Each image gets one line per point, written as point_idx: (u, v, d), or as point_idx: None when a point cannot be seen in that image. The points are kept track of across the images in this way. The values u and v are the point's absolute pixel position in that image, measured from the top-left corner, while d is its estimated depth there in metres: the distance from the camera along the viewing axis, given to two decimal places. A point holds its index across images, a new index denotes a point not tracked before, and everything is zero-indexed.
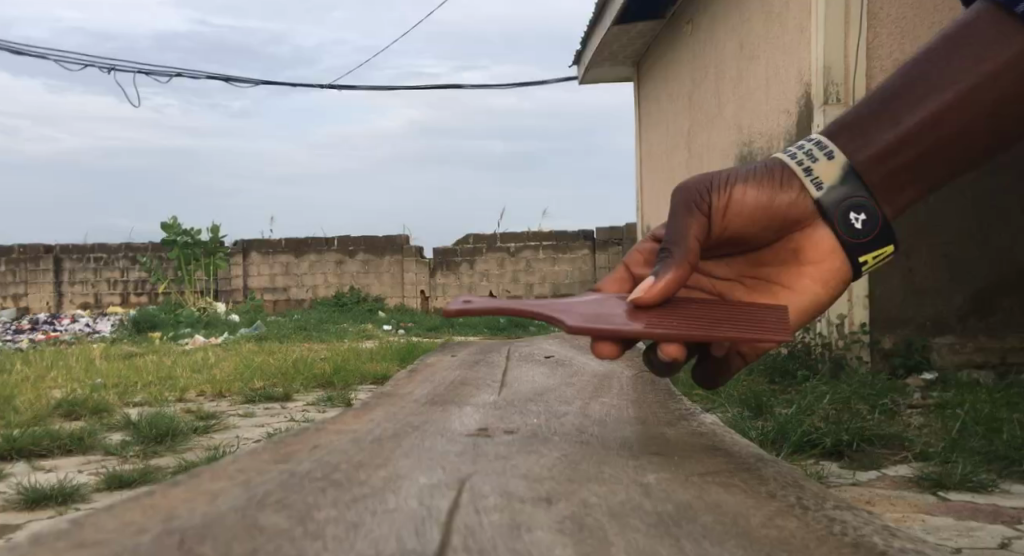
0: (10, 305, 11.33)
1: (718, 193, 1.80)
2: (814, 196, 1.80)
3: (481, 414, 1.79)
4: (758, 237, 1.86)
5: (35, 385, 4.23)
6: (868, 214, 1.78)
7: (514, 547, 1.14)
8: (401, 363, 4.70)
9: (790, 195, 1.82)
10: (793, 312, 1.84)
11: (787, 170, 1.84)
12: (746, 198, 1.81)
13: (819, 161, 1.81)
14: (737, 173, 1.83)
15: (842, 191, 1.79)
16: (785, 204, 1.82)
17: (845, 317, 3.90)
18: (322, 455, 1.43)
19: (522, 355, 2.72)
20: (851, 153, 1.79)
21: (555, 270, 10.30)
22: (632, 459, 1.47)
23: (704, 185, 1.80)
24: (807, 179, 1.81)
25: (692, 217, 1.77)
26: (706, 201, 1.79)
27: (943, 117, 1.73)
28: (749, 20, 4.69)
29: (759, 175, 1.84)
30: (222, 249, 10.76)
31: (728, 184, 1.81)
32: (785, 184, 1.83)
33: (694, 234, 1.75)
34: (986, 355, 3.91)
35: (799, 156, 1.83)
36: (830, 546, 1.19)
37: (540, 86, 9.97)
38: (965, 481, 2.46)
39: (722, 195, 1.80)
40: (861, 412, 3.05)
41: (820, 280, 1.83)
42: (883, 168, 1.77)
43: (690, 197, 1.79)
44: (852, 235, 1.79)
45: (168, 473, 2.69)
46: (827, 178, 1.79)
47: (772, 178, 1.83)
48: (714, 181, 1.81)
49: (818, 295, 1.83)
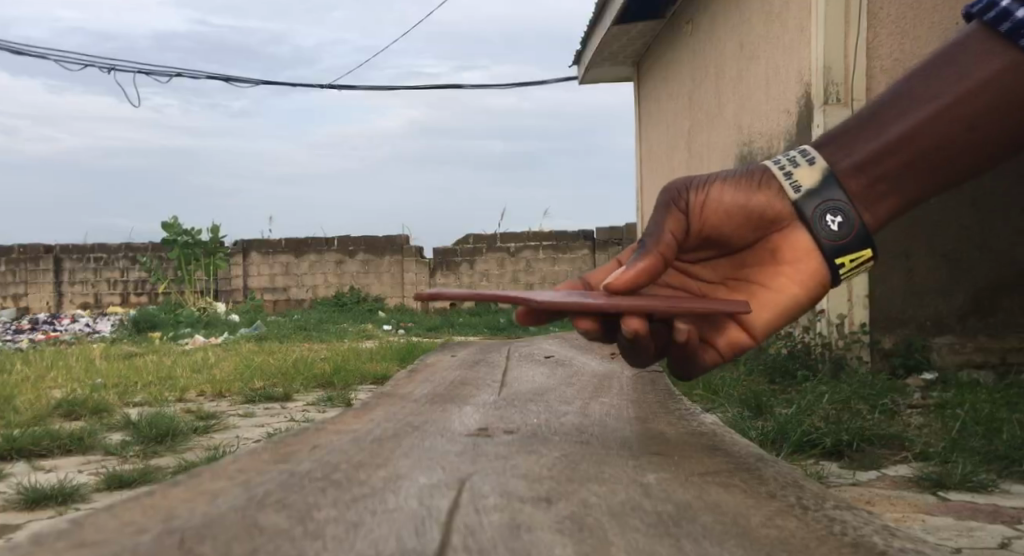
0: (10, 305, 11.34)
1: (696, 192, 1.82)
2: (791, 197, 1.78)
3: (481, 414, 1.79)
4: (738, 238, 1.84)
5: (35, 385, 4.24)
6: (844, 218, 1.74)
7: (514, 547, 1.14)
8: (401, 362, 4.70)
9: (768, 195, 1.80)
10: (769, 313, 1.79)
11: (767, 173, 1.82)
12: (724, 197, 1.81)
13: (800, 166, 1.79)
14: (718, 175, 1.84)
15: (819, 194, 1.76)
16: (763, 204, 1.80)
17: (846, 317, 3.88)
18: (322, 455, 1.43)
19: (522, 355, 2.72)
20: (834, 160, 1.76)
21: (555, 270, 10.29)
22: (632, 459, 1.47)
23: (683, 185, 1.82)
24: (786, 182, 1.78)
25: (669, 213, 1.79)
26: (683, 200, 1.81)
27: (923, 130, 1.68)
28: (748, 21, 4.69)
29: (739, 176, 1.83)
30: (222, 249, 10.82)
31: (707, 184, 1.82)
32: (764, 184, 1.81)
33: (670, 230, 1.76)
34: (985, 355, 3.91)
35: (782, 162, 1.82)
36: (830, 546, 1.19)
37: (540, 86, 9.97)
38: (965, 481, 2.46)
39: (701, 194, 1.82)
40: (861, 412, 3.05)
41: (798, 280, 1.78)
42: (862, 178, 1.73)
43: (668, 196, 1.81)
44: (829, 238, 1.75)
45: (168, 473, 2.69)
46: (805, 180, 1.77)
47: (752, 178, 1.82)
48: (693, 182, 1.83)
49: (796, 296, 1.78)
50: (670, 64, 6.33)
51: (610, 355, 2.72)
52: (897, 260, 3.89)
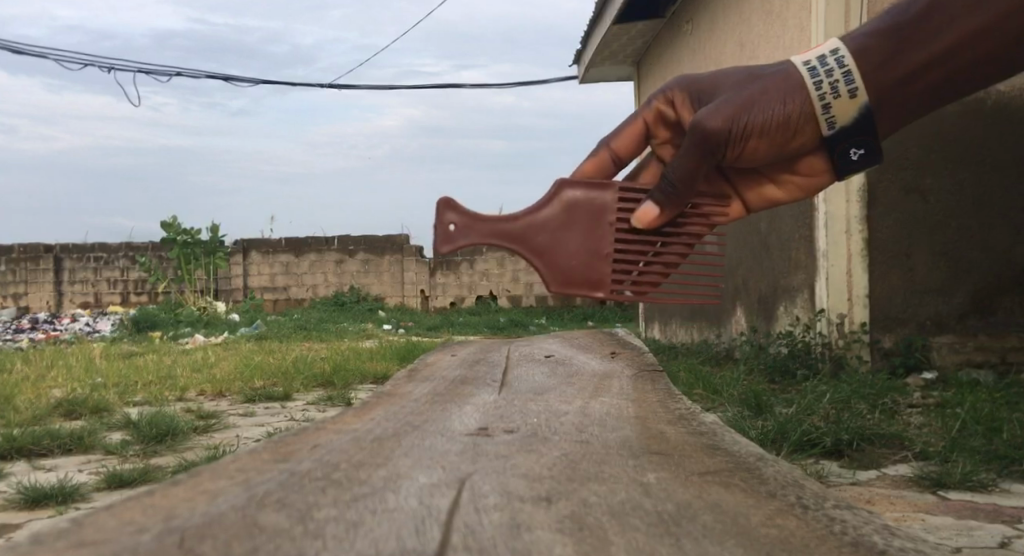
0: (10, 305, 11.30)
1: (734, 132, 1.57)
2: (824, 132, 1.60)
3: (480, 413, 1.78)
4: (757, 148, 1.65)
5: (34, 385, 4.22)
6: (869, 152, 1.60)
7: (514, 547, 1.13)
8: (401, 362, 4.68)
9: (801, 138, 1.60)
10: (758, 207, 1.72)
11: (806, 103, 1.58)
12: (757, 147, 1.59)
13: (841, 95, 1.57)
14: (760, 107, 1.57)
15: (851, 130, 1.59)
16: (797, 141, 1.61)
17: (845, 317, 3.90)
18: (321, 455, 1.43)
19: (522, 355, 2.70)
20: (873, 80, 1.57)
21: None
22: (631, 459, 1.47)
23: (722, 130, 1.56)
24: (823, 117, 1.58)
25: (702, 163, 1.58)
26: (718, 154, 1.59)
27: (967, 46, 1.56)
28: (748, 19, 4.69)
29: (778, 110, 1.58)
30: (223, 248, 10.67)
31: (747, 124, 1.57)
32: (798, 129, 1.59)
33: (696, 182, 1.59)
34: (985, 355, 3.86)
35: (821, 79, 1.58)
36: (830, 546, 1.19)
37: (541, 85, 9.98)
38: (965, 481, 2.46)
39: (734, 144, 1.59)
40: (861, 411, 3.03)
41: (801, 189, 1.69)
42: (900, 95, 1.58)
43: (702, 147, 1.57)
44: (845, 168, 1.62)
45: (168, 472, 2.69)
46: (842, 116, 1.58)
47: (789, 124, 1.59)
48: (731, 119, 1.57)
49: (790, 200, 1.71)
50: (670, 63, 6.33)
51: (610, 355, 2.70)
52: (898, 259, 3.89)
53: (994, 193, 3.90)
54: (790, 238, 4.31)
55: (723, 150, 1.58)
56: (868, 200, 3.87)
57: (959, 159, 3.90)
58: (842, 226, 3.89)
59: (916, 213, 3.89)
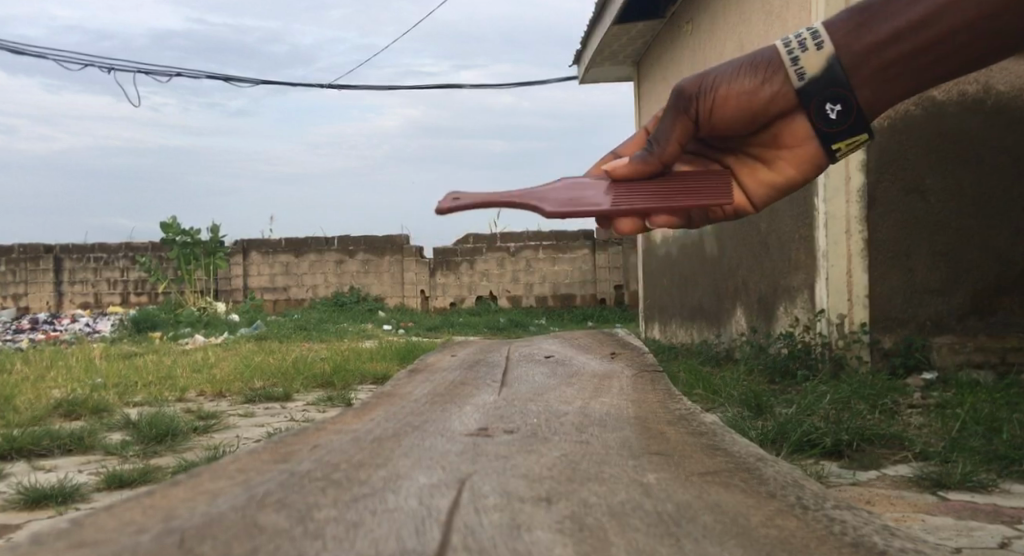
0: (10, 305, 11.33)
1: (705, 91, 1.61)
2: (795, 84, 1.59)
3: (480, 413, 1.79)
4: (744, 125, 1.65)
5: (35, 385, 4.23)
6: (846, 107, 1.58)
7: (514, 547, 1.13)
8: (401, 362, 4.68)
9: (772, 94, 1.60)
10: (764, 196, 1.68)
11: (772, 58, 1.60)
12: (728, 103, 1.61)
13: (808, 49, 1.58)
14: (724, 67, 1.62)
15: (823, 83, 1.58)
16: (769, 95, 1.60)
17: (845, 317, 3.93)
18: (322, 455, 1.43)
19: (522, 355, 2.70)
20: (844, 41, 1.59)
21: (555, 270, 10.35)
22: (631, 459, 1.47)
23: (689, 87, 1.61)
24: (793, 70, 1.58)
25: (677, 119, 1.60)
26: (691, 109, 1.61)
27: (944, 15, 1.57)
28: (749, 18, 4.68)
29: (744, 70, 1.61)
30: (222, 248, 10.66)
31: (715, 81, 1.61)
32: (767, 83, 1.60)
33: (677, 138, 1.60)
34: (985, 355, 3.87)
35: (788, 38, 1.60)
36: (830, 546, 1.19)
37: (542, 85, 9.94)
38: (965, 481, 2.46)
39: (706, 102, 1.61)
40: (860, 411, 3.04)
41: (796, 164, 1.64)
42: (877, 59, 1.58)
43: (671, 102, 1.61)
44: (825, 126, 1.60)
45: (168, 473, 2.68)
46: (813, 68, 1.58)
47: (757, 80, 1.61)
48: (700, 79, 1.61)
49: (791, 179, 1.65)
50: (671, 62, 6.31)
51: (610, 355, 2.71)
52: (898, 260, 3.89)
53: (995, 193, 3.89)
54: (790, 237, 4.31)
55: (695, 106, 1.61)
56: (867, 200, 3.90)
57: (959, 159, 3.90)
58: (842, 226, 3.92)
59: (916, 213, 3.89)
